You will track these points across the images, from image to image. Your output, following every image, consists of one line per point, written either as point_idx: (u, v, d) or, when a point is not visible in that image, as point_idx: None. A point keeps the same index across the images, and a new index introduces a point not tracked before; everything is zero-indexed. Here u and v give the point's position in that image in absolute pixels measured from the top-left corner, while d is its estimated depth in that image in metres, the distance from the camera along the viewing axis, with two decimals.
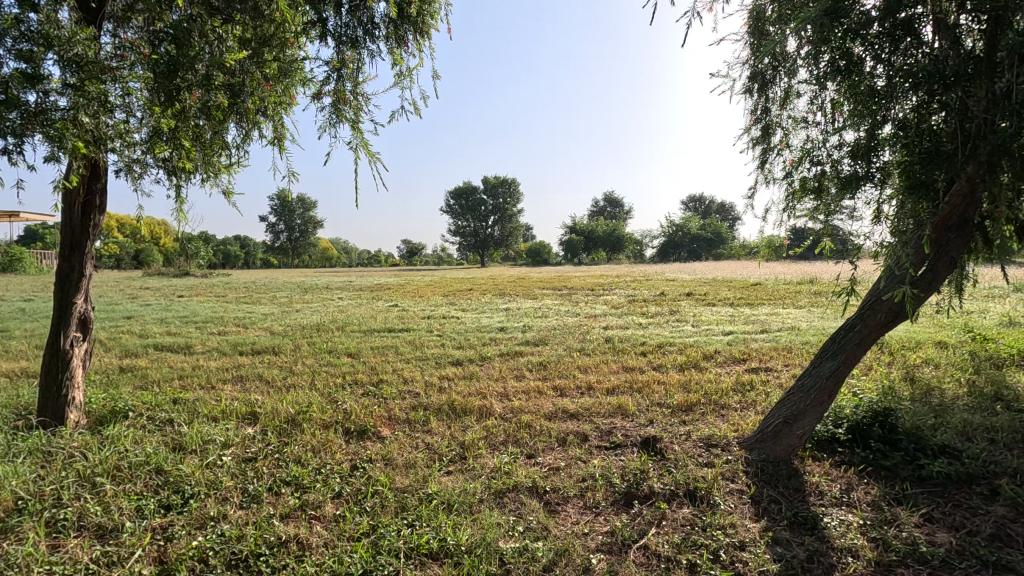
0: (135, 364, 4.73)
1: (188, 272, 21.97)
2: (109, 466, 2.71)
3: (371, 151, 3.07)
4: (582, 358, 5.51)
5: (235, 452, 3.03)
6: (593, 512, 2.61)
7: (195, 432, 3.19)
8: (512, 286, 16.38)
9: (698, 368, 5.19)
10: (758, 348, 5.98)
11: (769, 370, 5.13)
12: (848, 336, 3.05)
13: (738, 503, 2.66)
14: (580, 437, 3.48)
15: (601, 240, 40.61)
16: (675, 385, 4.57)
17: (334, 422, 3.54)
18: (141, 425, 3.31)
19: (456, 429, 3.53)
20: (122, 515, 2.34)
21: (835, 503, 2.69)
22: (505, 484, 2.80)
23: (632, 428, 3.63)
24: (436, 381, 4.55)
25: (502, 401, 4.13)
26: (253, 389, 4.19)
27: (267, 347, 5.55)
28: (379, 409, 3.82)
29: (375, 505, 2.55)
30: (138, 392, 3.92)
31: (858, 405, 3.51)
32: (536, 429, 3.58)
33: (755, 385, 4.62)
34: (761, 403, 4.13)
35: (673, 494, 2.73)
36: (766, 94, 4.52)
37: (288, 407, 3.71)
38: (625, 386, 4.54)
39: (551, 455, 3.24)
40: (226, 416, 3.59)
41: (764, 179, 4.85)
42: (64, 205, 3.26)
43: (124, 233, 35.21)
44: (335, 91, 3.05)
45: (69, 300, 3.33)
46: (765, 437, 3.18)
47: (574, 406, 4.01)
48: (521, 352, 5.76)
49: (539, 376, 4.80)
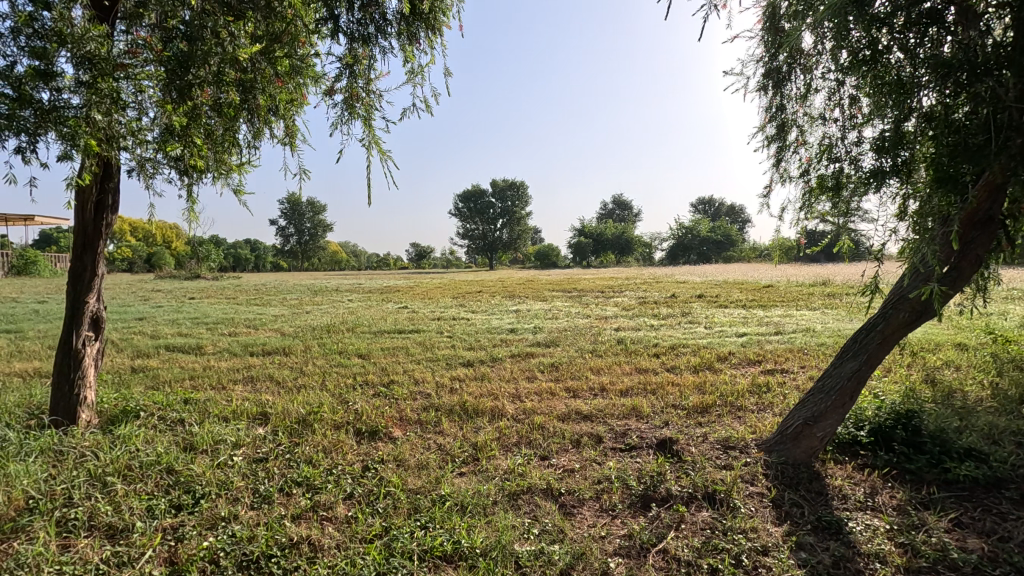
0: (146, 365, 4.73)
1: (200, 274, 22.21)
2: (120, 465, 2.69)
3: (384, 149, 3.05)
4: (594, 359, 5.46)
5: (246, 452, 3.00)
6: (610, 514, 2.55)
7: (205, 432, 3.17)
8: (520, 287, 16.57)
9: (712, 369, 5.11)
10: (772, 350, 5.89)
11: (786, 372, 5.04)
12: (870, 337, 2.98)
13: (759, 506, 2.59)
14: (594, 439, 3.42)
15: (610, 243, 40.56)
16: (690, 387, 4.50)
17: (346, 422, 3.51)
18: (153, 425, 3.29)
19: (468, 430, 3.49)
20: (133, 515, 2.31)
21: (860, 507, 2.61)
22: (519, 486, 2.75)
23: (647, 430, 3.57)
24: (448, 381, 4.52)
25: (514, 402, 4.09)
26: (264, 390, 4.18)
27: (278, 347, 5.56)
28: (391, 410, 3.79)
29: (388, 506, 2.51)
30: (150, 392, 3.91)
31: (879, 407, 3.42)
32: (550, 430, 3.52)
33: (771, 386, 4.54)
34: (779, 405, 4.05)
35: (691, 497, 2.67)
36: (782, 90, 4.44)
37: (300, 408, 3.69)
38: (639, 387, 4.48)
39: (565, 456, 3.18)
40: (237, 416, 3.57)
41: (779, 177, 4.78)
42: (76, 204, 3.27)
43: (137, 236, 35.60)
44: (347, 88, 3.03)
45: (81, 299, 3.34)
46: (784, 439, 3.10)
47: (587, 407, 3.95)
48: (531, 353, 5.73)
49: (550, 377, 4.76)
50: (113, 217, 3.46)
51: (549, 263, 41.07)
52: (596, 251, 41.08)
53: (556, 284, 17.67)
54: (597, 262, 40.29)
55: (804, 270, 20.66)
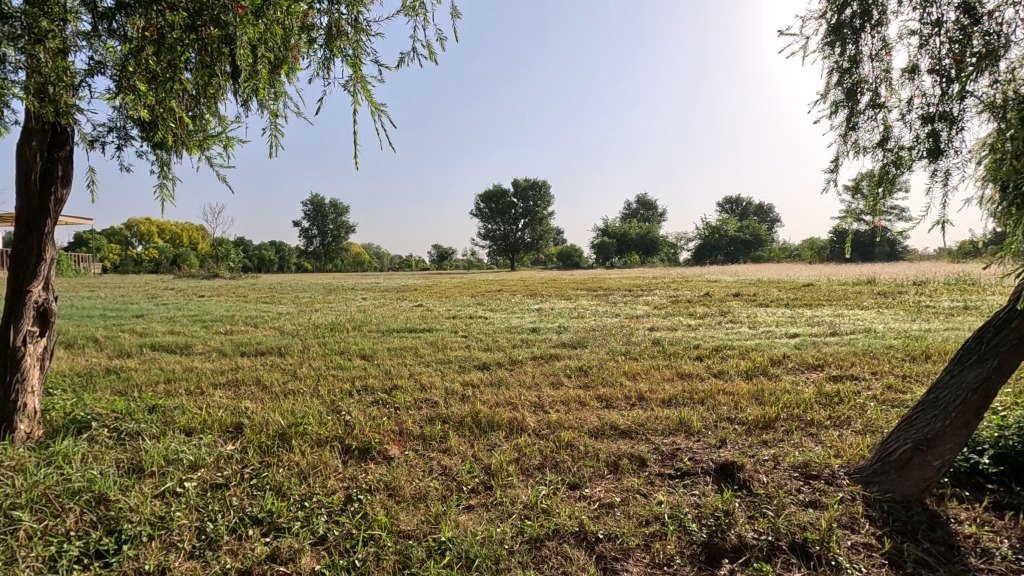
0: (123, 365, 4.21)
1: (220, 273, 22.06)
2: (37, 494, 2.11)
3: (376, 101, 2.44)
4: (628, 362, 4.76)
5: (203, 476, 2.41)
6: (666, 573, 1.89)
7: (160, 449, 2.59)
8: (541, 286, 15.89)
9: (768, 375, 4.36)
10: (833, 353, 5.13)
11: (856, 379, 4.28)
12: (1003, 337, 2.25)
13: (871, 566, 1.90)
14: (635, 462, 2.76)
15: (634, 242, 39.58)
16: (745, 396, 3.79)
17: (333, 438, 2.91)
18: (101, 438, 2.71)
19: (480, 449, 2.85)
20: (27, 568, 1.73)
21: (1013, 569, 1.90)
22: (542, 529, 2.11)
23: (700, 450, 2.88)
24: (459, 387, 3.89)
25: (537, 413, 3.43)
26: (246, 396, 3.59)
27: (273, 347, 4.99)
28: (388, 422, 3.17)
29: (369, 557, 1.89)
30: (112, 399, 3.35)
31: (1004, 426, 2.68)
32: (581, 450, 2.87)
33: (843, 397, 3.80)
34: (859, 421, 3.32)
35: (773, 549, 2.00)
36: (850, 44, 3.62)
37: (280, 419, 3.08)
38: (685, 396, 3.78)
39: (600, 486, 2.51)
40: (206, 428, 2.98)
41: (850, 150, 4.03)
42: (18, 176, 2.76)
43: (163, 237, 35.94)
44: (329, 24, 2.38)
45: (23, 287, 2.83)
46: (886, 469, 2.40)
47: (624, 421, 3.27)
48: (557, 355, 5.06)
49: (579, 384, 4.08)
50: (65, 192, 2.95)
51: (573, 263, 40.31)
52: (620, 252, 40.15)
53: (583, 283, 17.00)
54: (622, 262, 39.38)
55: (844, 270, 19.52)
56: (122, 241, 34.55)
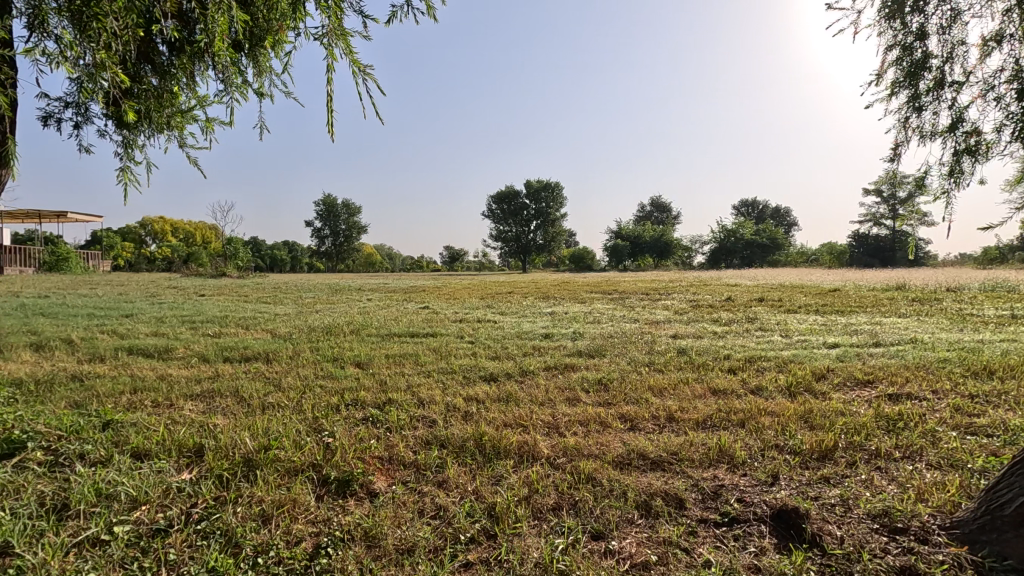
0: (89, 372, 3.77)
1: (229, 271, 21.74)
2: None
3: (357, 59, 2.00)
4: (652, 374, 4.25)
5: (141, 518, 1.95)
6: None
7: (95, 481, 2.14)
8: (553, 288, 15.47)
9: (813, 392, 3.83)
10: (882, 366, 4.57)
11: (917, 399, 3.73)
12: None
13: None
14: (671, 504, 2.26)
15: (648, 244, 38.90)
16: (792, 418, 3.26)
17: (308, 466, 2.45)
18: (30, 465, 2.26)
19: (483, 483, 2.37)
20: None
21: None
22: None
23: (749, 488, 2.38)
24: (462, 403, 3.41)
25: (550, 436, 2.94)
26: (219, 411, 3.14)
27: (260, 353, 4.54)
28: (376, 447, 2.69)
29: None
30: (61, 413, 2.90)
31: None
32: (604, 485, 2.38)
33: (908, 421, 3.26)
34: (934, 452, 2.78)
35: None
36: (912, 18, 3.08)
37: (250, 441, 2.63)
38: (721, 418, 3.27)
39: (630, 536, 2.02)
40: (161, 451, 2.53)
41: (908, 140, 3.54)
42: None
43: (176, 236, 35.96)
44: None
45: None
46: (998, 525, 1.85)
47: (654, 448, 2.77)
48: (572, 364, 4.56)
49: (599, 400, 3.59)
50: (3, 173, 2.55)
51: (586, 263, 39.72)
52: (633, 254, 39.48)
53: (596, 285, 16.44)
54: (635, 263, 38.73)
55: (870, 274, 18.73)
56: (136, 239, 34.62)
